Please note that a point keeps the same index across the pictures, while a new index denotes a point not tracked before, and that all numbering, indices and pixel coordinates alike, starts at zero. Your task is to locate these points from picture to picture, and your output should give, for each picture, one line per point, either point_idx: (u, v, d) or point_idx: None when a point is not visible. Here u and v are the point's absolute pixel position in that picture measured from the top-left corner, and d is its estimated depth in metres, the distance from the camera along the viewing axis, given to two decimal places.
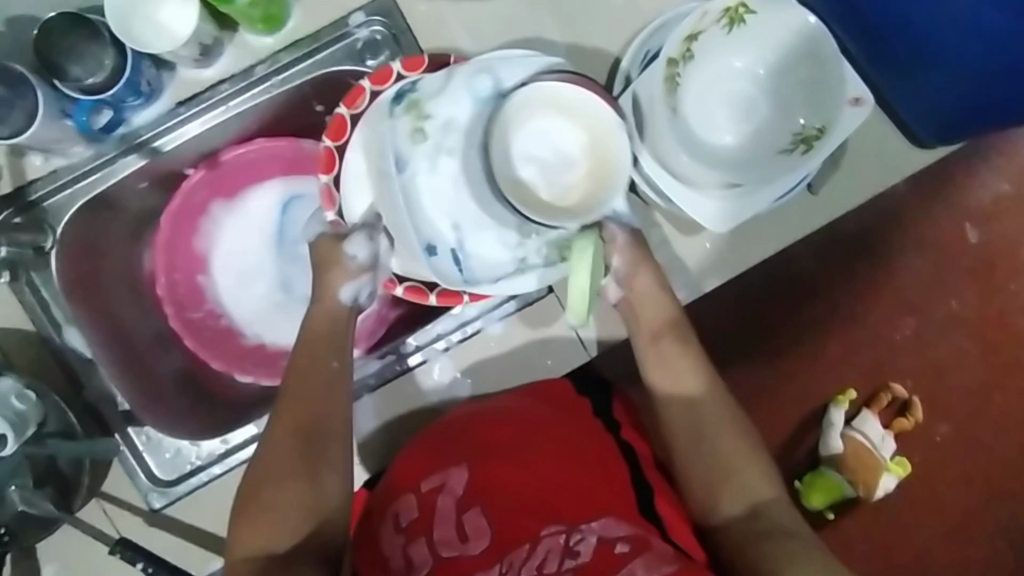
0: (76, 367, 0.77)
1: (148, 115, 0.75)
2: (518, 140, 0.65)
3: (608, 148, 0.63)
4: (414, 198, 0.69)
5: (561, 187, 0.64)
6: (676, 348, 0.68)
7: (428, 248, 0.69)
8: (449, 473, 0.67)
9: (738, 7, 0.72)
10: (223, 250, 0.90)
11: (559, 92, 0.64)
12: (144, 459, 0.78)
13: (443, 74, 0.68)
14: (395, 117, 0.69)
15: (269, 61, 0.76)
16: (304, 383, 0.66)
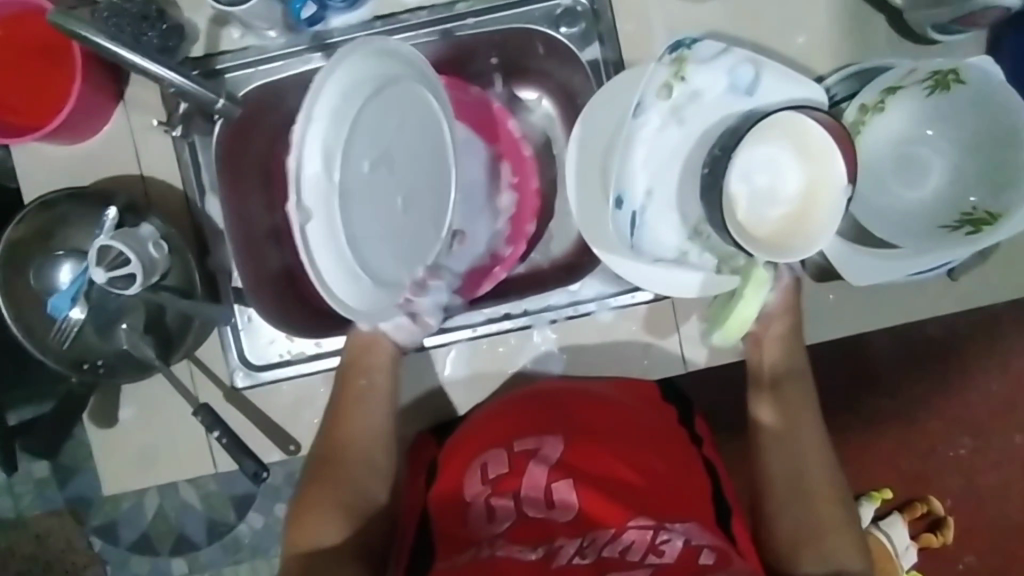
0: (208, 233, 0.80)
1: (346, 20, 0.77)
2: (748, 154, 0.68)
3: (820, 203, 0.66)
4: (630, 142, 0.72)
5: (759, 215, 0.69)
6: (791, 395, 0.74)
7: (618, 201, 0.71)
8: (544, 440, 0.68)
9: (948, 74, 0.69)
10: None
11: (815, 133, 0.65)
12: (240, 339, 0.81)
13: (719, 45, 0.69)
14: (661, 60, 0.69)
15: (471, 2, 0.78)
16: (346, 404, 0.73)
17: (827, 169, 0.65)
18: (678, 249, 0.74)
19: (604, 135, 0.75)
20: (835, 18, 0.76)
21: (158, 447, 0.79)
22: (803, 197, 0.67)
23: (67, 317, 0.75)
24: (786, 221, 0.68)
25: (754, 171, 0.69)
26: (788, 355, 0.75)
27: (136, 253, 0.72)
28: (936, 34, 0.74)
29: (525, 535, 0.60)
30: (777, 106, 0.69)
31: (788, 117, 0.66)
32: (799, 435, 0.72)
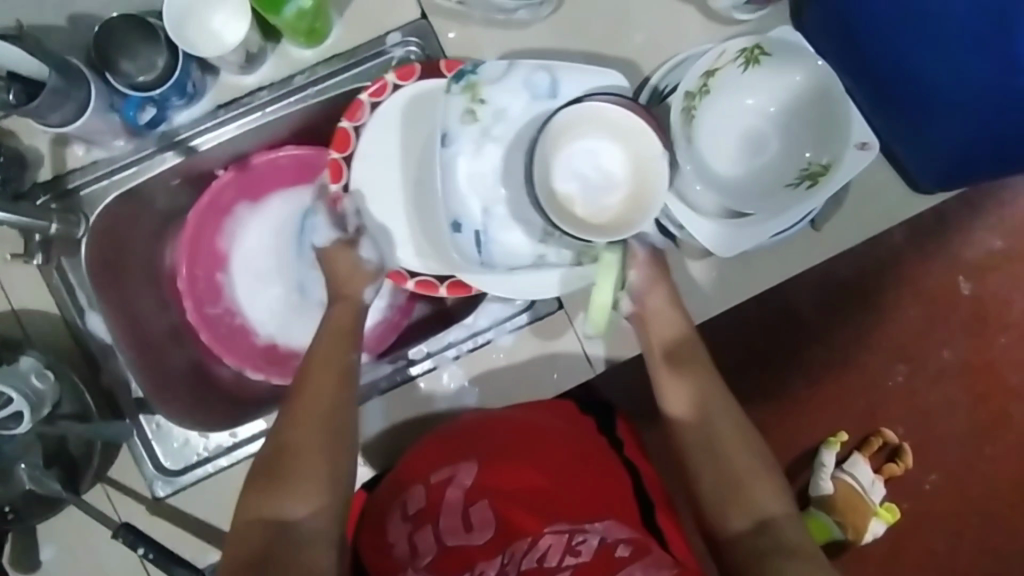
0: (94, 350, 0.79)
1: (189, 115, 0.79)
2: (564, 155, 0.72)
3: (648, 176, 0.71)
4: (448, 171, 0.76)
5: (598, 206, 0.71)
6: (685, 364, 0.76)
7: (455, 225, 0.78)
8: (458, 466, 0.73)
9: (754, 50, 0.77)
10: (243, 250, 0.92)
11: (607, 116, 0.71)
12: (152, 448, 0.79)
13: (505, 63, 0.74)
14: (452, 93, 0.75)
15: (308, 72, 0.80)
16: (323, 369, 0.73)
17: (639, 144, 0.71)
18: (534, 256, 0.77)
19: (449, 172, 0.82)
20: (650, 21, 0.82)
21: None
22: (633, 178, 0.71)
23: None
24: (625, 201, 0.71)
25: (578, 166, 0.72)
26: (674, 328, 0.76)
27: (19, 391, 0.69)
28: (737, 15, 0.81)
29: (453, 564, 0.68)
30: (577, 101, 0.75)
31: (576, 112, 0.71)
32: (703, 403, 0.75)
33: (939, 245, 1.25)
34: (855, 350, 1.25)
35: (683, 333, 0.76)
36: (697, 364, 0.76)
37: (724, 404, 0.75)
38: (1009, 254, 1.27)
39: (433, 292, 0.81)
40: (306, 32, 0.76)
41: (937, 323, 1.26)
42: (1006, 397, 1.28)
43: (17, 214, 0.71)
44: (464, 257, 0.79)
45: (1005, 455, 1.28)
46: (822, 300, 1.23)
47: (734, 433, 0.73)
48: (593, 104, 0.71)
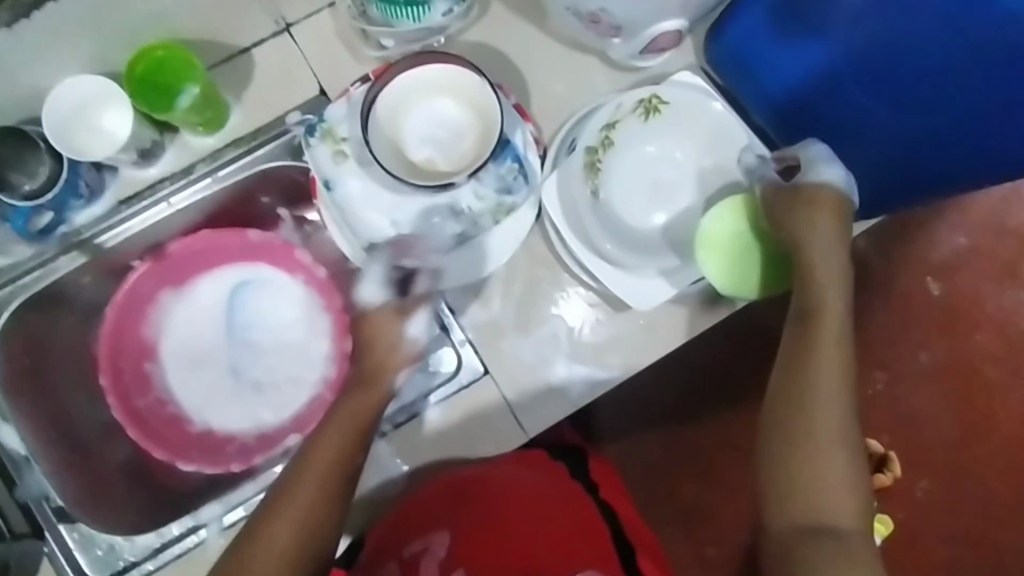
0: (9, 466, 0.79)
1: (90, 214, 0.78)
2: (408, 129, 0.75)
3: (480, 102, 0.74)
4: (346, 211, 0.74)
5: (459, 153, 0.75)
6: (832, 308, 0.63)
7: (373, 246, 0.75)
8: (432, 538, 0.78)
9: (652, 99, 0.76)
10: (171, 336, 0.90)
11: (413, 78, 0.74)
12: (75, 556, 0.78)
13: (344, 99, 0.74)
14: (311, 147, 0.74)
15: (210, 158, 0.79)
16: (341, 434, 0.66)
17: (460, 85, 0.74)
18: (456, 234, 0.76)
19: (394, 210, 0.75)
20: (553, 78, 0.83)
21: None
22: (472, 117, 0.74)
23: None
24: (477, 135, 0.74)
25: (422, 133, 0.75)
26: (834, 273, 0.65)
27: None
28: (636, 62, 0.81)
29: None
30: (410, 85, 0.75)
31: (389, 86, 0.73)
32: (825, 358, 0.62)
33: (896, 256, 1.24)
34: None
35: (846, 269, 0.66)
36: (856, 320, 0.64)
37: (847, 367, 0.62)
38: (975, 251, 1.27)
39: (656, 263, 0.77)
40: (205, 117, 0.76)
41: (902, 335, 1.24)
42: (991, 395, 1.25)
43: None
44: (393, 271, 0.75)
45: (996, 456, 1.25)
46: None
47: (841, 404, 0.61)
48: (399, 78, 0.73)
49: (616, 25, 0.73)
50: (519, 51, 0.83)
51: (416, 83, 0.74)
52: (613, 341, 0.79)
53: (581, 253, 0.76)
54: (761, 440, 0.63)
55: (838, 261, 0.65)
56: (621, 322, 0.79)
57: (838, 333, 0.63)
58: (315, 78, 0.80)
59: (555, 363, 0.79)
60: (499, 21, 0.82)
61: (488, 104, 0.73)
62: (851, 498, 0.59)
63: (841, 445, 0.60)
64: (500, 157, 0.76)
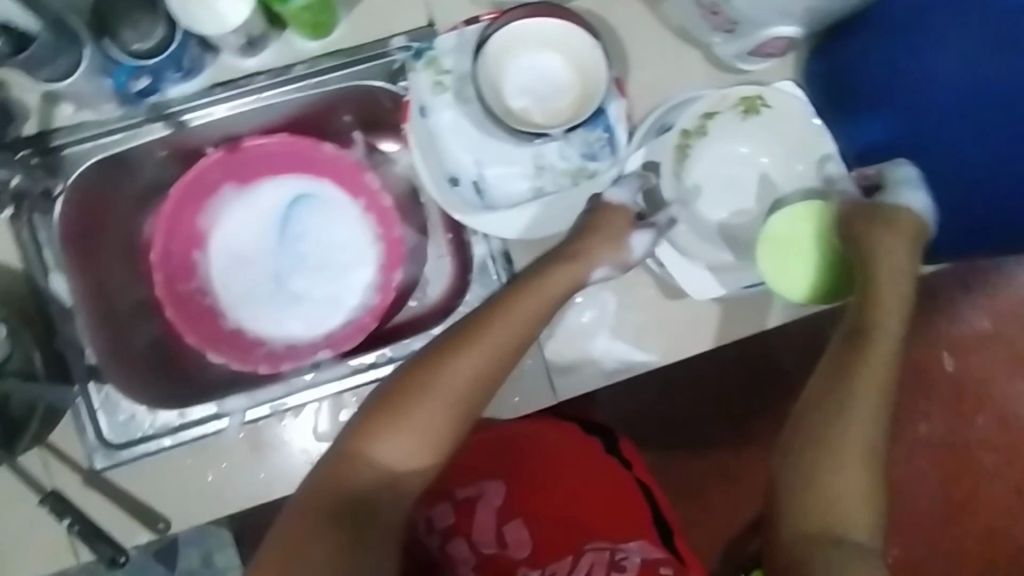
0: (53, 313, 0.77)
1: (183, 90, 0.78)
2: (509, 77, 0.75)
3: (587, 66, 0.74)
4: (434, 140, 0.75)
5: (554, 110, 0.75)
6: (881, 326, 0.66)
7: (452, 180, 0.75)
8: (483, 487, 0.84)
9: (755, 99, 0.77)
10: (224, 232, 0.91)
11: (528, 27, 0.74)
12: (97, 418, 0.77)
13: (455, 33, 0.75)
14: (415, 71, 0.75)
15: (309, 63, 0.79)
16: (482, 344, 0.65)
17: (571, 45, 0.74)
18: (533, 189, 0.77)
19: (478, 151, 0.76)
20: (653, 63, 0.83)
21: (11, 545, 0.74)
22: (576, 77, 0.75)
23: None
24: (576, 97, 0.75)
25: (523, 84, 0.75)
26: (890, 290, 0.67)
27: None
28: (740, 63, 0.81)
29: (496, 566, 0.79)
30: (526, 34, 0.74)
31: (503, 30, 0.74)
32: (868, 371, 0.64)
33: (924, 319, 1.24)
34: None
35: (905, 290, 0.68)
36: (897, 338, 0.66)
37: (886, 386, 0.65)
38: (996, 335, 1.27)
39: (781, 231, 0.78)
40: (312, 22, 0.76)
41: (910, 397, 1.25)
42: (978, 477, 1.26)
43: None
44: (466, 208, 0.74)
45: (970, 538, 1.26)
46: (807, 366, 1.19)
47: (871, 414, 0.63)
48: (513, 24, 0.73)
49: (733, 20, 0.73)
50: (624, 31, 0.84)
51: (529, 32, 0.74)
52: (657, 326, 0.81)
53: None
54: (783, 450, 0.66)
55: (896, 278, 0.67)
56: (667, 310, 0.81)
57: (886, 353, 0.65)
58: (427, 8, 0.80)
59: (595, 334, 0.81)
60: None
61: (596, 68, 0.74)
62: (863, 505, 0.62)
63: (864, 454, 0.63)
64: (591, 124, 0.76)
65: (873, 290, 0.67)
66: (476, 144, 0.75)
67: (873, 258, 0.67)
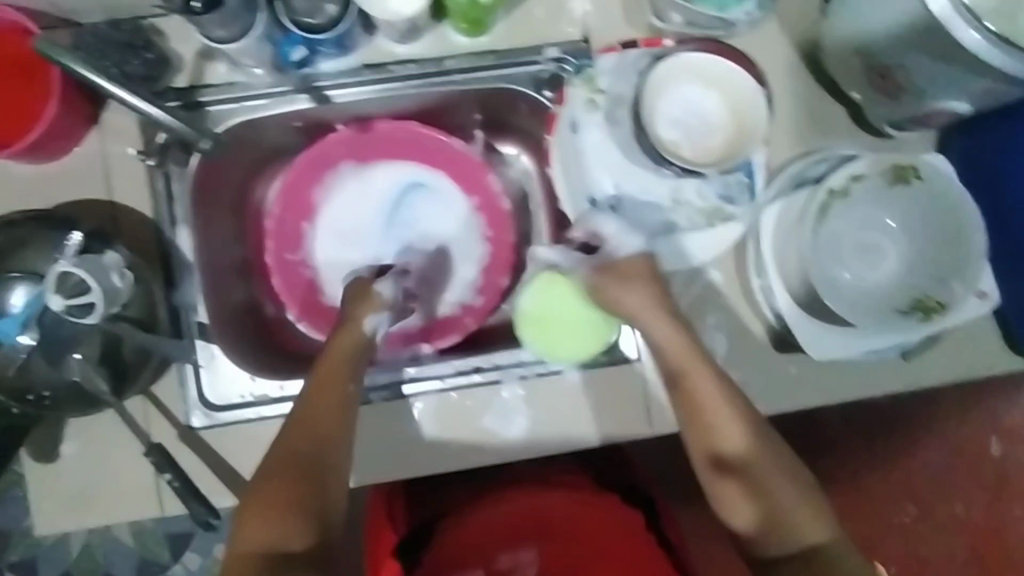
0: (175, 265, 0.78)
1: (335, 65, 0.77)
2: (665, 107, 0.73)
3: (745, 109, 0.73)
4: (579, 158, 0.75)
5: (704, 148, 0.74)
6: (679, 354, 0.65)
7: (590, 201, 0.76)
8: (518, 556, 0.83)
9: (909, 167, 0.73)
10: (334, 209, 0.91)
11: (690, 62, 0.73)
12: (200, 375, 0.78)
13: (617, 54, 0.74)
14: (572, 86, 0.75)
15: (461, 59, 0.79)
16: (326, 380, 0.68)
17: (733, 85, 0.73)
18: (666, 222, 0.76)
19: (618, 174, 0.75)
20: (802, 110, 0.80)
21: (102, 483, 0.76)
22: (730, 119, 0.74)
23: (16, 342, 0.71)
24: (727, 139, 0.74)
25: (677, 116, 0.73)
26: (726, 391, 0.65)
27: (98, 281, 0.69)
28: (890, 128, 0.79)
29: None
30: (688, 67, 0.73)
31: (667, 62, 0.73)
32: (781, 488, 0.63)
33: (999, 405, 1.12)
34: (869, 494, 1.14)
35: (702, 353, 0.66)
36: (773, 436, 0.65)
37: (744, 424, 0.64)
38: None
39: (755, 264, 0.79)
40: (470, 20, 0.76)
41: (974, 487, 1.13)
42: None
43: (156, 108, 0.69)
44: (602, 232, 0.74)
45: None
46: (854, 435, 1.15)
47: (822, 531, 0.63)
48: (679, 56, 0.73)
49: (901, 85, 0.71)
50: (777, 73, 0.81)
51: (694, 66, 0.73)
52: (759, 375, 0.80)
53: (771, 282, 0.76)
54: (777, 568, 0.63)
55: (720, 382, 0.65)
56: (768, 362, 0.80)
57: (729, 403, 0.64)
58: (582, 23, 0.79)
59: None
60: (772, 36, 0.80)
61: (755, 115, 0.72)
62: (855, 535, 0.64)
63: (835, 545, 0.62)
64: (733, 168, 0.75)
65: (688, 392, 0.65)
66: (620, 167, 0.75)
67: (691, 382, 0.65)
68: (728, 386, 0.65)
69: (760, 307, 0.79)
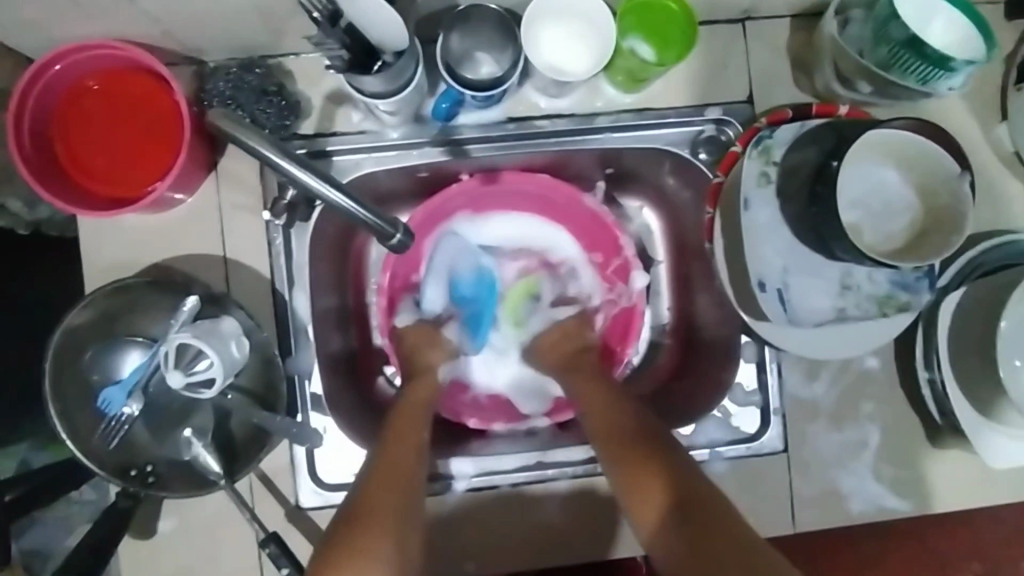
0: (289, 330, 0.70)
1: (478, 117, 0.70)
2: (851, 186, 0.65)
3: (943, 196, 0.64)
4: (747, 235, 0.67)
5: (888, 234, 0.65)
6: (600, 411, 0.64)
7: (758, 284, 0.68)
8: None
9: None
10: (440, 261, 0.82)
11: (891, 137, 0.63)
12: (313, 453, 0.70)
13: (796, 124, 0.68)
14: (745, 157, 0.67)
15: (614, 115, 0.72)
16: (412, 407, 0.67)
17: (933, 168, 0.64)
18: (836, 309, 0.68)
19: (787, 254, 0.68)
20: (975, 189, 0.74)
21: (198, 566, 0.69)
22: (922, 202, 0.65)
23: (119, 413, 0.65)
24: (917, 226, 0.65)
25: (862, 197, 0.66)
26: (650, 431, 0.61)
27: (216, 353, 0.62)
28: None
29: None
30: (888, 142, 0.63)
31: (863, 138, 0.63)
32: (657, 485, 0.56)
33: None
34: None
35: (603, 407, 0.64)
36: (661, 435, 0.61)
37: (649, 472, 0.57)
38: None
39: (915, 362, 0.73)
40: (631, 75, 0.69)
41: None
42: None
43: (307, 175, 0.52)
44: (766, 318, 0.68)
45: None
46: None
47: (690, 492, 0.55)
48: (871, 132, 0.63)
49: None
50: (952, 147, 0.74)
51: (888, 141, 0.63)
52: (914, 473, 0.74)
53: (943, 379, 0.70)
54: None
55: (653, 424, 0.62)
56: (924, 457, 0.74)
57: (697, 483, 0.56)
58: (747, 83, 0.72)
59: (849, 469, 0.74)
60: (953, 107, 0.73)
61: (958, 200, 0.63)
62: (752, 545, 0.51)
63: (773, 555, 0.50)
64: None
65: (605, 436, 0.62)
66: (791, 246, 0.68)
67: (606, 441, 0.61)
68: (638, 413, 0.63)
69: (927, 403, 0.72)
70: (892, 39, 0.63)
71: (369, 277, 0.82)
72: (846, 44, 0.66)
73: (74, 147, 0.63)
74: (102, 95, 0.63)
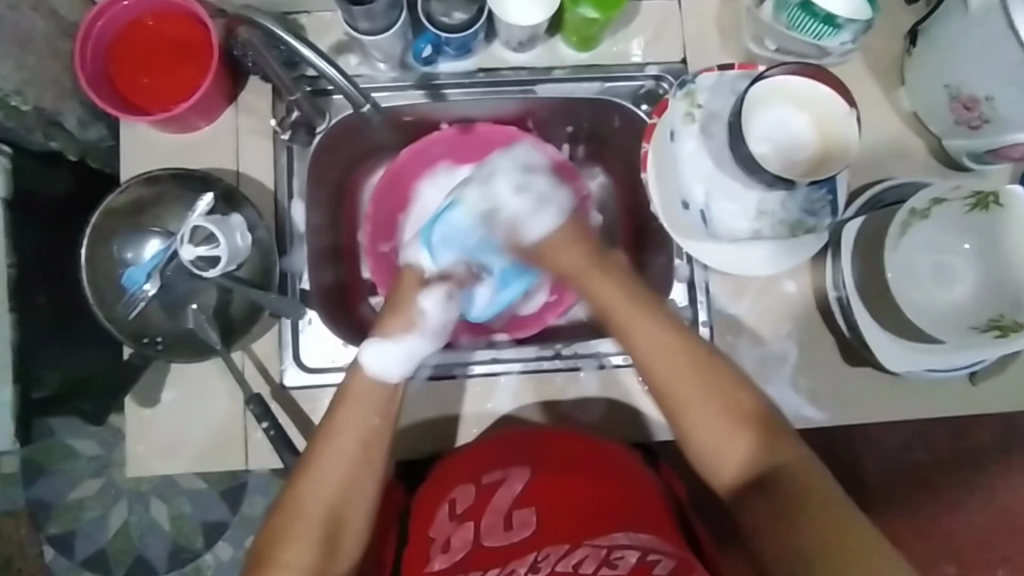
0: (287, 233, 0.84)
1: (455, 67, 0.86)
2: (759, 121, 0.76)
3: (835, 129, 0.76)
4: (673, 164, 0.81)
5: (792, 161, 0.76)
6: (658, 355, 0.66)
7: (683, 204, 0.81)
8: (510, 471, 0.73)
9: (988, 196, 0.73)
10: (418, 211, 0.94)
11: (784, 84, 0.76)
12: (300, 339, 0.83)
13: (716, 72, 0.81)
14: (673, 99, 0.81)
15: (569, 68, 0.86)
16: (362, 399, 0.68)
17: (824, 108, 0.76)
18: (752, 230, 0.80)
19: (702, 178, 0.80)
20: (878, 142, 0.86)
21: (192, 433, 0.80)
22: (821, 135, 0.77)
23: (139, 290, 0.77)
24: (814, 155, 0.77)
25: (770, 130, 0.76)
26: (742, 399, 0.65)
27: (225, 239, 0.75)
28: (968, 159, 0.82)
29: (484, 560, 0.67)
30: (781, 86, 0.76)
31: (761, 83, 0.76)
32: (732, 436, 0.64)
33: None
34: (904, 544, 1.09)
35: (679, 340, 0.67)
36: (749, 401, 0.65)
37: (770, 444, 0.64)
38: None
39: (826, 289, 0.83)
40: (581, 36, 0.83)
41: (1003, 535, 1.10)
42: None
43: (320, 59, 0.73)
44: (690, 232, 0.82)
45: None
46: (892, 481, 1.08)
47: (776, 461, 0.63)
48: (766, 81, 0.76)
49: (987, 118, 0.75)
50: (861, 105, 0.86)
51: (782, 88, 0.76)
52: (824, 383, 0.84)
53: (847, 295, 0.80)
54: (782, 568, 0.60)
55: (732, 385, 0.66)
56: (833, 371, 0.84)
57: (788, 443, 0.64)
58: (682, 48, 0.86)
59: (771, 379, 0.84)
60: (856, 72, 0.86)
61: (847, 130, 0.76)
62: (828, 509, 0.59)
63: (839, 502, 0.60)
64: (818, 185, 0.77)
65: (675, 398, 0.66)
66: (711, 175, 0.80)
67: (691, 409, 0.65)
68: (716, 363, 0.66)
69: (836, 320, 0.83)
70: (789, 4, 0.76)
71: (361, 211, 0.95)
72: (762, 14, 0.80)
73: (126, 69, 0.78)
74: (155, 28, 0.78)
